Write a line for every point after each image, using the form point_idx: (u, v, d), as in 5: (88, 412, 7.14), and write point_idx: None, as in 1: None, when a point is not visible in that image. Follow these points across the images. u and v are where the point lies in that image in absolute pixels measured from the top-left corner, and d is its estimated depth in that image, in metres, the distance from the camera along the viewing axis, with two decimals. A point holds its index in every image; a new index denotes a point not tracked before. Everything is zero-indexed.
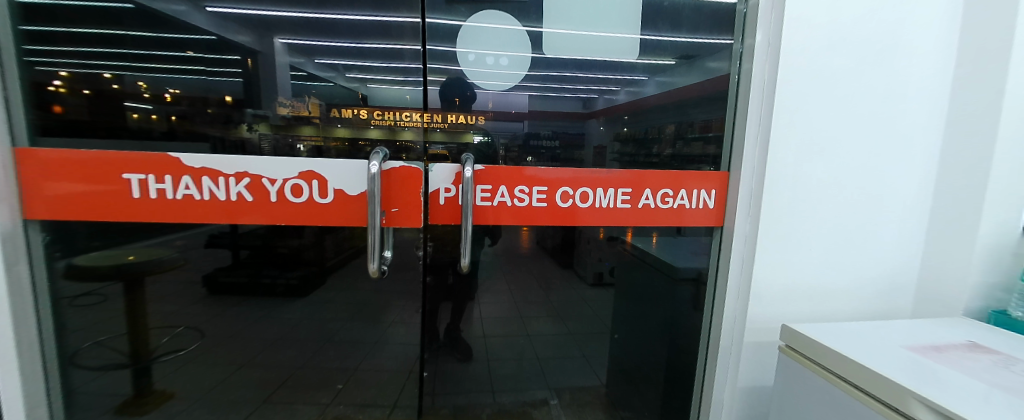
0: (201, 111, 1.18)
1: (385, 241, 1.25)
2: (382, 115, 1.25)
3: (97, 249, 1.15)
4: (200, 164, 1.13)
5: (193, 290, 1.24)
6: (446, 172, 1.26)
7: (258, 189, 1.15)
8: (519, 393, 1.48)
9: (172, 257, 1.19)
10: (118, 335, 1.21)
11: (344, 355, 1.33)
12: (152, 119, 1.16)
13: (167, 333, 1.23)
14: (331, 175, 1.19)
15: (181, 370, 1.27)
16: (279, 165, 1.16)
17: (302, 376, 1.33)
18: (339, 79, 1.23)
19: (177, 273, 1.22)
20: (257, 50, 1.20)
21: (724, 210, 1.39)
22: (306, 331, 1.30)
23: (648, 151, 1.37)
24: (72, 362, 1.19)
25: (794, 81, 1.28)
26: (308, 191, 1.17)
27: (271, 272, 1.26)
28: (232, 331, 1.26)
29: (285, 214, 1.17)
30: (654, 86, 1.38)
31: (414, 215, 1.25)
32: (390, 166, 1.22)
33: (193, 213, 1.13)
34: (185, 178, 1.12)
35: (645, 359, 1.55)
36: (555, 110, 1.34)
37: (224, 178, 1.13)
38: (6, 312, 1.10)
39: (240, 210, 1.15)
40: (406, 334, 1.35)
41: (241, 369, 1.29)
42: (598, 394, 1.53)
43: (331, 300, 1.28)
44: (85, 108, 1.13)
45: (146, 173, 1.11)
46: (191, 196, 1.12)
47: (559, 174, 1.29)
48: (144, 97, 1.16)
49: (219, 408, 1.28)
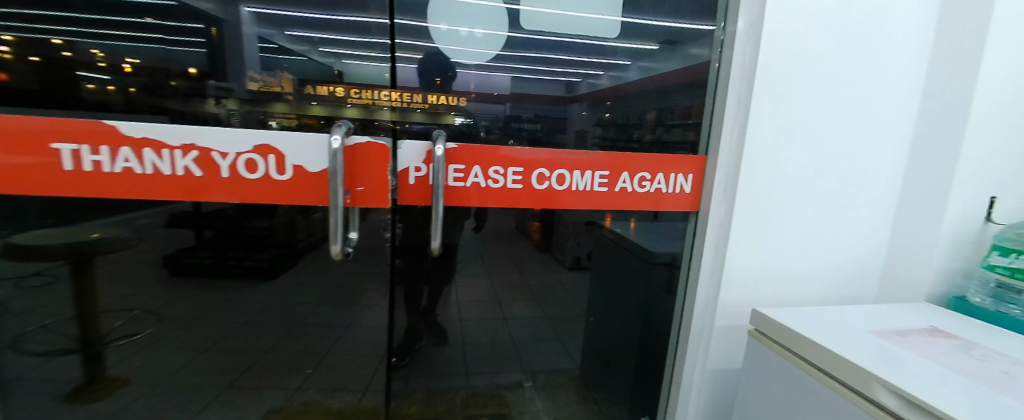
0: (163, 83, 1.10)
1: (351, 222, 1.23)
2: (360, 92, 1.19)
3: (44, 228, 1.08)
4: (140, 134, 1.07)
5: (145, 273, 1.16)
6: (415, 150, 1.23)
7: (207, 163, 1.10)
8: (494, 376, 1.48)
9: (124, 236, 1.12)
10: (65, 320, 1.15)
11: (313, 339, 1.30)
12: (109, 90, 1.08)
13: (121, 317, 1.17)
14: (288, 151, 1.14)
15: (136, 355, 1.21)
16: (231, 138, 1.10)
17: (268, 361, 1.29)
18: (313, 53, 1.17)
19: (129, 254, 1.14)
20: (222, 18, 1.13)
21: (701, 194, 1.42)
22: (273, 315, 1.26)
23: (629, 136, 1.35)
24: (15, 347, 1.14)
25: (773, 68, 1.29)
26: (263, 167, 1.13)
27: (237, 254, 1.21)
28: (194, 314, 1.21)
29: (238, 190, 1.12)
30: (636, 71, 1.36)
31: (381, 195, 1.22)
32: (354, 142, 1.18)
33: (137, 188, 1.08)
34: (124, 149, 1.06)
35: (618, 341, 1.57)
36: (536, 93, 1.31)
37: (169, 150, 1.08)
38: None
39: (188, 186, 1.10)
40: (378, 317, 1.33)
41: (203, 355, 1.24)
42: (571, 376, 1.56)
43: (300, 283, 1.25)
44: (33, 75, 1.04)
45: (78, 143, 1.04)
46: (131, 169, 1.06)
47: (536, 155, 1.29)
48: (101, 66, 1.07)
49: (181, 392, 1.25)
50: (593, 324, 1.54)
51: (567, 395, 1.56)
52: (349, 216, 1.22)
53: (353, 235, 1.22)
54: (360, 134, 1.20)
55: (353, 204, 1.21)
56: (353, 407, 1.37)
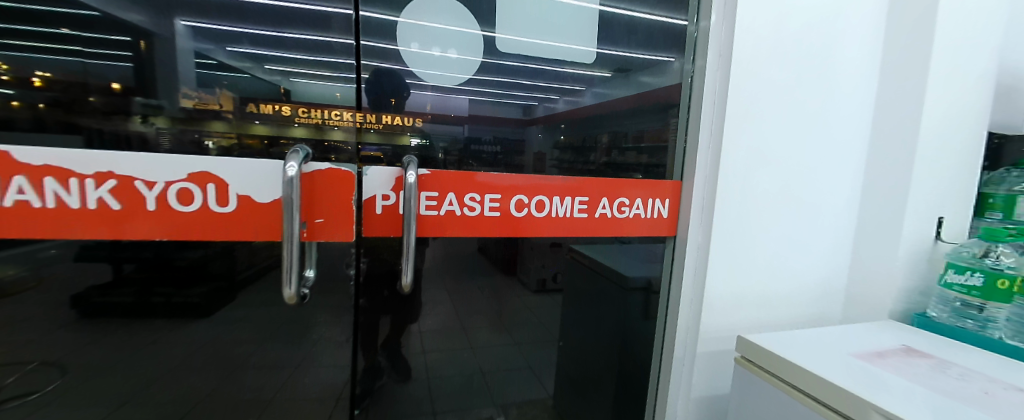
0: (80, 100, 0.97)
1: (308, 256, 1.13)
2: (309, 112, 1.11)
3: None
4: (40, 161, 0.92)
5: (42, 318, 0.98)
6: (382, 176, 1.16)
7: (127, 193, 0.97)
8: (463, 413, 1.38)
9: (21, 276, 0.96)
10: None
11: (256, 384, 1.15)
12: (12, 106, 0.93)
13: (11, 373, 0.98)
14: (230, 178, 1.03)
15: (30, 419, 1.01)
16: (159, 164, 0.99)
17: (201, 414, 1.13)
18: (258, 71, 1.08)
19: (26, 297, 0.97)
20: (152, 32, 1.01)
21: (678, 221, 1.42)
22: (206, 358, 1.11)
23: (585, 158, 1.33)
24: None
25: (741, 94, 1.33)
26: (198, 197, 1.01)
27: (164, 290, 1.05)
28: (108, 363, 1.04)
29: (167, 223, 1.01)
30: (591, 96, 1.35)
31: (345, 226, 1.14)
32: (313, 169, 1.10)
33: (35, 222, 0.93)
34: (17, 178, 0.91)
35: (593, 369, 1.50)
36: (493, 115, 1.27)
37: (77, 180, 0.94)
38: None
39: (104, 219, 0.97)
40: (332, 355, 1.20)
41: (120, 409, 1.06)
42: (545, 408, 1.47)
43: (238, 321, 1.11)
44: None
45: None
46: (25, 203, 0.92)
47: (514, 180, 1.26)
48: (5, 79, 0.93)
49: None
50: (569, 355, 1.49)
51: None
52: (307, 250, 1.12)
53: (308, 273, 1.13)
54: (320, 160, 1.11)
55: (311, 237, 1.11)
56: None
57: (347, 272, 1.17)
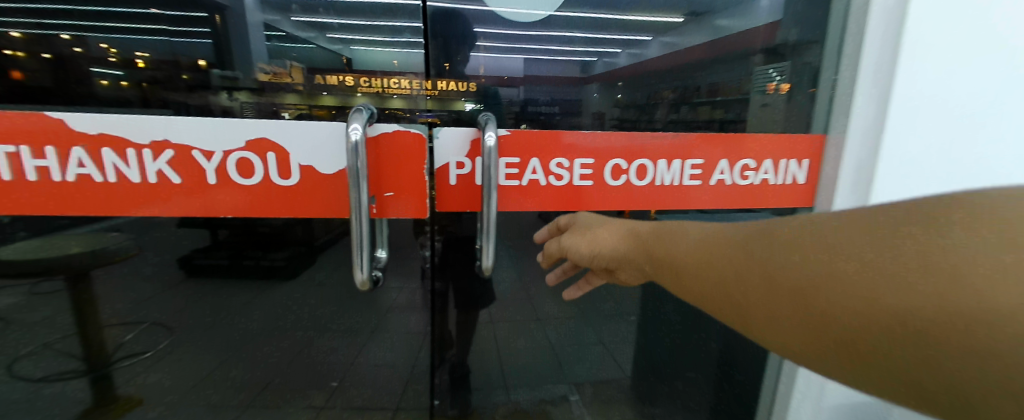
0: (174, 77, 0.99)
1: (378, 237, 1.10)
2: (371, 81, 1.05)
3: (34, 239, 0.98)
4: (96, 130, 0.94)
5: (145, 281, 1.07)
6: (455, 139, 1.09)
7: (185, 165, 0.98)
8: (536, 390, 1.35)
9: (124, 244, 1.03)
10: (67, 336, 1.06)
11: (335, 348, 1.18)
12: (122, 86, 0.97)
13: (130, 331, 1.08)
14: (291, 148, 1.01)
15: (146, 374, 1.11)
16: (211, 132, 0.98)
17: (291, 377, 1.18)
18: (321, 40, 1.04)
19: (132, 263, 1.05)
20: (225, 6, 1.00)
21: (818, 186, 1.33)
22: (289, 323, 1.15)
23: (650, 117, 1.21)
24: (14, 372, 1.06)
25: (921, 55, 1.19)
26: (257, 165, 1.00)
27: (254, 253, 1.09)
28: (206, 325, 1.12)
29: (226, 195, 1.01)
30: (657, 47, 1.20)
31: (415, 202, 1.09)
32: (379, 132, 1.05)
33: (97, 194, 0.96)
34: (75, 150, 0.93)
35: (676, 349, 1.42)
36: (546, 75, 1.15)
37: (134, 151, 0.96)
38: None
39: (165, 190, 0.99)
40: (405, 321, 1.20)
41: (222, 368, 1.14)
42: (621, 388, 1.41)
43: (313, 288, 1.13)
44: (44, 74, 0.94)
45: (18, 144, 0.92)
46: (87, 176, 0.94)
47: (612, 141, 1.17)
48: (111, 61, 0.96)
49: (197, 414, 1.15)
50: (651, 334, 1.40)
51: (620, 410, 1.43)
52: (377, 225, 1.10)
53: (379, 253, 1.10)
54: (387, 124, 1.05)
55: (382, 214, 1.09)
56: None
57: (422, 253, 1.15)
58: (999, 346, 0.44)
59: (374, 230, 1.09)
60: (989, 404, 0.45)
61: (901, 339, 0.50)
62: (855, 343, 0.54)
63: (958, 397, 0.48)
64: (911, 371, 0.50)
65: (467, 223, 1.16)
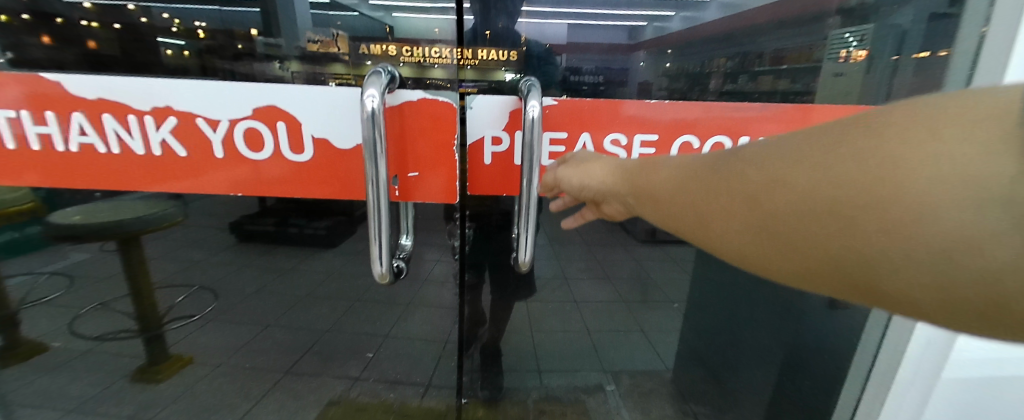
0: (229, 47, 0.91)
1: (403, 224, 1.07)
2: (412, 50, 0.95)
3: (84, 203, 1.00)
4: (94, 95, 0.92)
5: (190, 248, 1.09)
6: (488, 111, 1.01)
7: (188, 136, 0.95)
8: (571, 377, 1.30)
9: (170, 211, 1.03)
10: (121, 296, 1.11)
11: (372, 320, 1.18)
12: (185, 56, 0.92)
13: (181, 293, 1.12)
14: (304, 118, 0.95)
15: (193, 337, 1.15)
16: (214, 101, 0.93)
17: (327, 346, 1.19)
18: (363, 7, 0.93)
19: (176, 231, 1.07)
20: None
21: None
22: (327, 294, 1.15)
23: (702, 88, 1.10)
24: (72, 330, 1.11)
25: None
26: (266, 136, 0.95)
27: (298, 220, 1.06)
28: (249, 291, 1.14)
29: (236, 169, 0.98)
30: (716, 10, 1.08)
31: (438, 187, 1.04)
32: (401, 100, 0.96)
33: (103, 163, 0.96)
34: (76, 116, 0.92)
35: (726, 343, 1.32)
36: (592, 42, 1.04)
37: (133, 117, 0.93)
38: (22, 267, 1.06)
39: (167, 161, 0.97)
40: (439, 296, 1.18)
41: (263, 334, 1.17)
42: (661, 380, 1.33)
43: (350, 262, 1.12)
44: (115, 45, 0.90)
45: (16, 110, 0.92)
46: (90, 146, 0.94)
47: (678, 115, 1.10)
48: (174, 30, 0.90)
49: (239, 378, 1.18)
50: (698, 327, 1.30)
51: (660, 406, 1.35)
52: (402, 208, 1.05)
53: (404, 242, 1.08)
54: (410, 90, 0.97)
55: (406, 197, 1.04)
56: (415, 403, 1.26)
57: (452, 243, 1.12)
58: (920, 219, 0.39)
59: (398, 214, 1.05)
60: (899, 278, 0.42)
61: (827, 219, 0.46)
62: (786, 228, 0.50)
63: (875, 277, 0.44)
64: (833, 250, 0.46)
65: (504, 204, 1.09)
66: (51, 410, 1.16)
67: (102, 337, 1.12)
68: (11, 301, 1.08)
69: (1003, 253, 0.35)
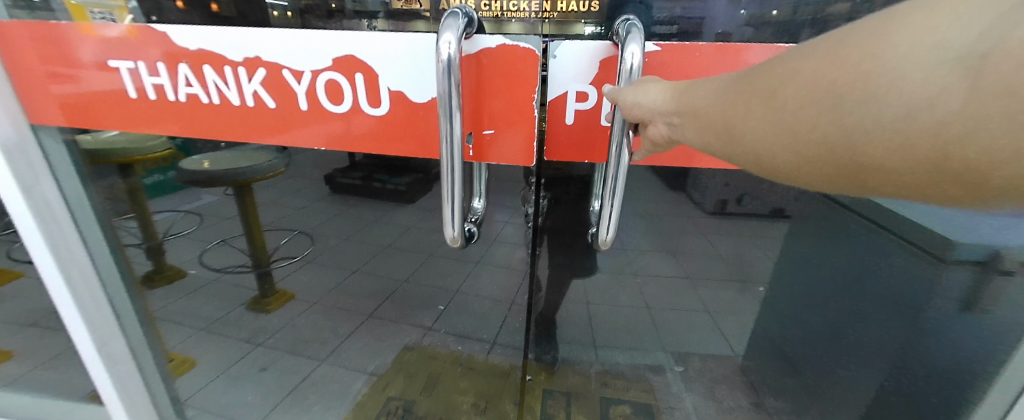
0: (326, 6, 0.92)
1: (475, 185, 1.00)
2: (490, 3, 0.86)
3: (206, 152, 1.14)
4: (195, 46, 0.98)
5: (292, 197, 1.20)
6: (574, 59, 0.89)
7: (275, 88, 0.99)
8: (637, 353, 1.25)
9: (274, 162, 1.13)
10: (238, 235, 1.27)
11: (445, 275, 1.23)
12: (288, 17, 0.94)
13: (284, 236, 1.25)
14: (380, 70, 0.92)
15: (294, 276, 1.30)
16: (295, 51, 0.94)
17: (405, 295, 1.27)
18: None
19: (278, 181, 1.18)
20: None
21: None
22: (405, 247, 1.21)
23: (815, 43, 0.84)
24: (203, 260, 1.31)
25: None
26: (345, 89, 0.95)
27: (382, 175, 1.10)
28: (338, 239, 1.24)
29: (323, 122, 1.01)
30: None
31: (516, 146, 0.94)
32: (480, 47, 0.86)
33: (207, 112, 1.05)
34: (182, 67, 1.01)
35: (826, 341, 1.16)
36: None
37: (229, 68, 0.98)
38: (166, 205, 1.26)
39: (257, 111, 1.03)
40: (509, 257, 1.18)
41: (350, 278, 1.28)
42: (740, 370, 1.23)
43: (426, 218, 1.15)
44: (233, 6, 0.96)
45: (134, 61, 1.03)
46: (195, 95, 1.04)
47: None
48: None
49: (330, 315, 1.32)
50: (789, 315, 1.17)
51: (737, 397, 1.25)
52: (476, 166, 0.98)
53: (476, 205, 0.99)
54: (489, 35, 0.86)
55: (480, 155, 0.96)
56: (482, 358, 1.31)
57: (526, 211, 1.10)
58: (897, 90, 0.40)
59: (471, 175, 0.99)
60: (873, 144, 0.43)
61: (820, 105, 0.46)
62: (780, 116, 0.50)
63: (864, 153, 0.44)
64: (826, 132, 0.46)
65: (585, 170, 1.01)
66: (188, 325, 1.40)
67: (224, 270, 1.33)
68: (158, 230, 1.30)
69: (951, 109, 0.38)
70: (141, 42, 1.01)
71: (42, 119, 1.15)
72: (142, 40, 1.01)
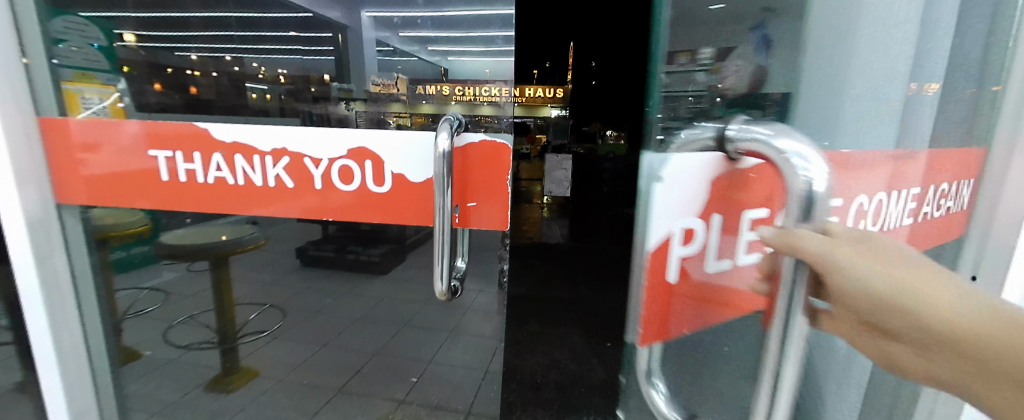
0: (303, 89, 1.03)
1: (458, 246, 1.00)
2: (463, 90, 1.00)
3: (178, 228, 1.15)
4: (232, 138, 1.00)
5: (266, 269, 1.21)
6: (685, 177, 0.67)
7: (296, 172, 1.00)
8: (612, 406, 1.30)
9: (253, 236, 1.15)
10: (207, 310, 1.27)
11: (420, 343, 1.23)
12: (267, 99, 1.04)
13: (253, 311, 1.23)
14: (388, 156, 0.96)
15: (260, 352, 1.25)
16: (319, 139, 0.97)
17: (374, 366, 1.25)
18: (423, 53, 1.01)
19: (254, 253, 1.19)
20: (347, 26, 1.02)
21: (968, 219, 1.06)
22: (383, 314, 1.21)
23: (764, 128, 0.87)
24: (166, 339, 1.26)
25: None
26: (356, 173, 0.97)
27: (356, 247, 1.15)
28: (310, 311, 1.22)
29: (336, 204, 1.00)
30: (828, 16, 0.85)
31: (498, 215, 1.00)
32: (467, 142, 0.97)
33: (223, 197, 1.03)
34: (214, 155, 1.00)
35: None
36: None
37: (260, 157, 1.00)
38: (127, 283, 1.22)
39: (276, 192, 1.02)
40: (485, 324, 1.21)
41: (321, 351, 1.25)
42: None
43: (403, 286, 1.17)
44: (212, 89, 1.06)
45: (172, 150, 1.02)
46: (222, 179, 1.01)
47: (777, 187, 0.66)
48: (260, 77, 1.05)
49: (298, 393, 1.25)
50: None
51: None
52: (459, 233, 1.00)
53: (460, 265, 0.96)
54: (473, 132, 0.98)
55: (465, 223, 1.00)
56: None
57: (502, 266, 1.15)
58: None
59: (454, 240, 1.00)
60: None
61: None
62: None
63: None
64: None
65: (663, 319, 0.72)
66: (139, 411, 1.28)
67: (189, 346, 1.29)
68: (118, 307, 1.23)
69: None
70: (121, 123, 1.05)
71: (67, 198, 1.11)
72: (125, 123, 1.04)
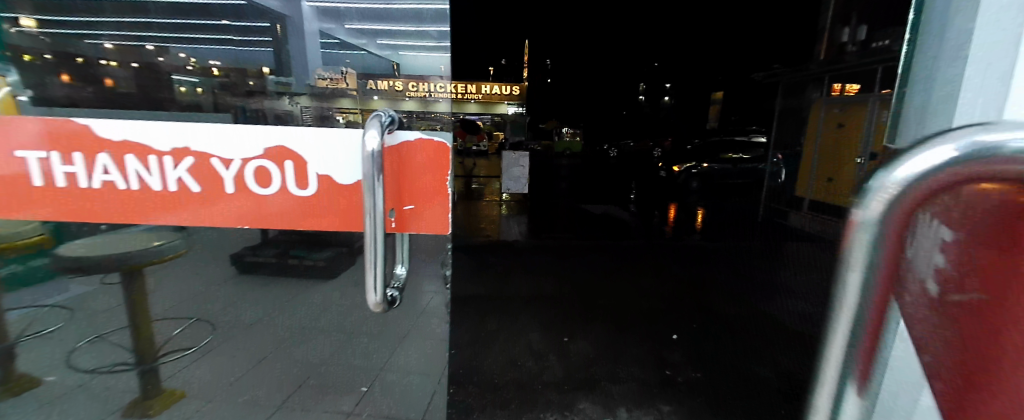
0: (239, 83, 0.93)
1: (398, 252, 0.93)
2: (417, 86, 0.97)
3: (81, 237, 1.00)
4: (120, 136, 0.91)
5: (195, 279, 1.09)
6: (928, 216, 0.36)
7: (201, 173, 0.93)
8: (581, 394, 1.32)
9: (175, 243, 1.04)
10: (119, 330, 1.11)
11: (370, 351, 1.15)
12: (196, 93, 0.93)
13: (178, 326, 1.11)
14: (307, 155, 0.92)
15: (189, 369, 1.14)
16: (226, 138, 0.91)
17: (322, 377, 1.18)
18: (372, 47, 0.95)
19: (179, 263, 1.07)
20: (286, 15, 0.93)
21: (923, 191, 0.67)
22: (330, 322, 1.14)
23: None
24: (69, 363, 1.11)
25: None
26: (274, 174, 0.92)
27: (299, 252, 1.06)
28: (248, 321, 1.13)
29: (258, 207, 0.95)
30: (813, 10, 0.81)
31: (438, 217, 0.97)
32: (400, 141, 0.93)
33: (120, 200, 0.94)
34: (102, 156, 0.91)
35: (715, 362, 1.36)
36: None
37: (157, 157, 0.91)
38: (25, 301, 1.07)
39: (178, 197, 0.94)
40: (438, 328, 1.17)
41: (261, 364, 1.15)
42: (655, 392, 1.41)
43: (353, 292, 1.11)
44: (131, 82, 0.94)
45: (48, 150, 0.92)
46: (112, 183, 0.92)
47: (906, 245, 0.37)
48: (190, 69, 0.93)
49: (234, 410, 1.16)
50: (686, 347, 1.33)
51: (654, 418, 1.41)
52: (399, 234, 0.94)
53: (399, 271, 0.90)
54: (408, 129, 0.94)
55: (402, 226, 0.95)
56: None
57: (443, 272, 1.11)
58: None
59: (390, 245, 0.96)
60: None
61: None
62: None
63: None
64: None
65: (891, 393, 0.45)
66: None
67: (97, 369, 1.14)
68: (10, 331, 1.08)
69: None
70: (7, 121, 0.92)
71: None
72: (15, 122, 0.91)
